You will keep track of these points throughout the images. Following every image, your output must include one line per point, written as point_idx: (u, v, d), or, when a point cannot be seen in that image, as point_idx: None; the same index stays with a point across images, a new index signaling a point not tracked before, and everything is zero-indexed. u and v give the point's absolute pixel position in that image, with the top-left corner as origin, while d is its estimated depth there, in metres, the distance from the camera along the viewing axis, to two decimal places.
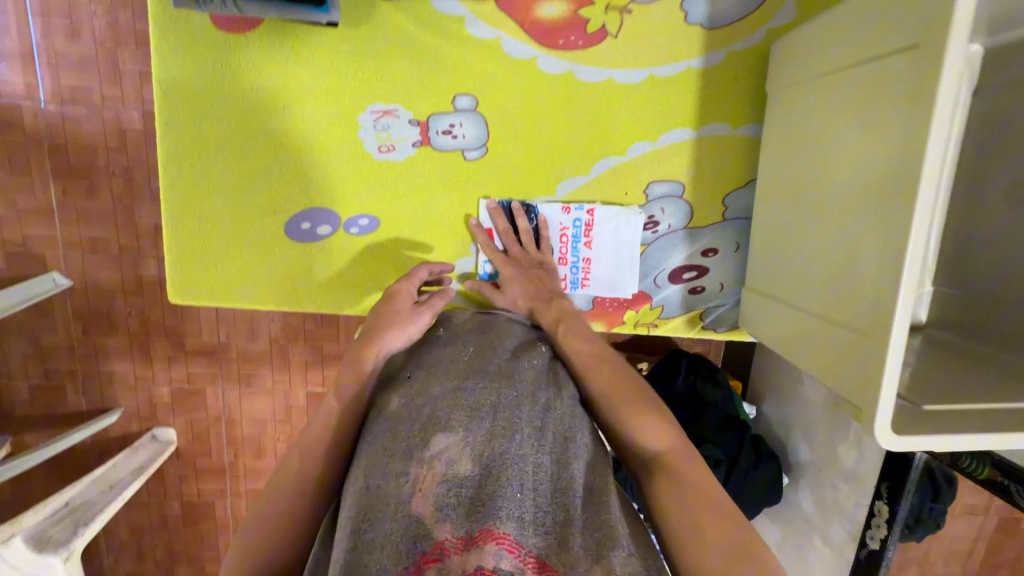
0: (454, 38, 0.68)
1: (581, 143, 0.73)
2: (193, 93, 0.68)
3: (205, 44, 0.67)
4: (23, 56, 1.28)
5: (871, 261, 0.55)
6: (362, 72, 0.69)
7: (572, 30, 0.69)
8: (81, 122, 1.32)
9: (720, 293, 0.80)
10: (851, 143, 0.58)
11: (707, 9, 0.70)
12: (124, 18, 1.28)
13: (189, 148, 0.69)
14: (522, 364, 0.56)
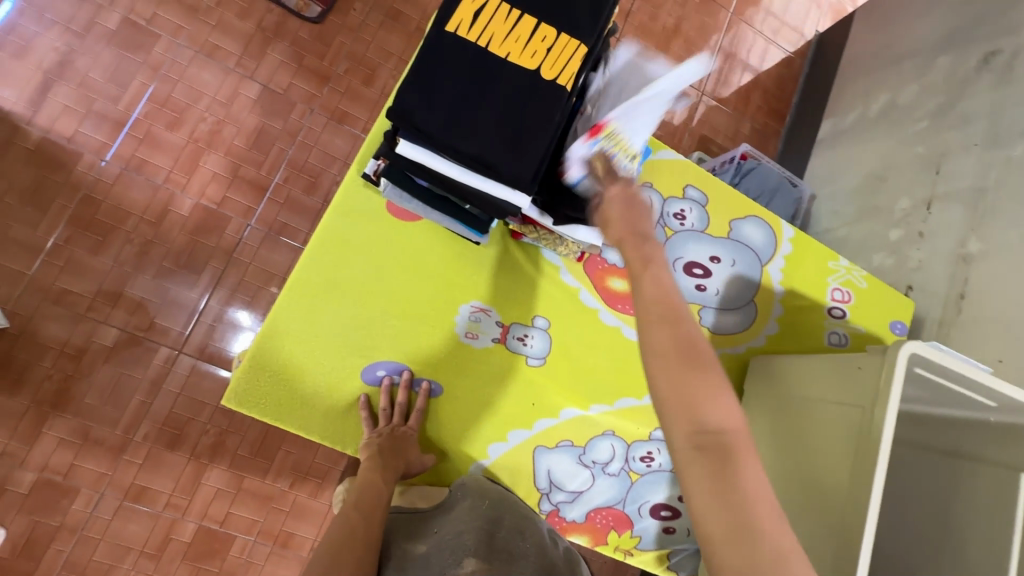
0: (549, 277, 0.91)
1: (612, 378, 0.92)
2: (344, 244, 0.82)
3: (371, 215, 0.83)
4: (116, 121, 1.33)
5: (828, 552, 0.72)
6: (477, 276, 0.87)
7: (626, 301, 0.94)
8: (132, 188, 1.32)
9: (685, 537, 0.93)
10: (814, 453, 0.81)
11: (714, 319, 1.01)
12: (230, 129, 1.39)
13: (319, 283, 0.80)
14: (523, 521, 0.78)
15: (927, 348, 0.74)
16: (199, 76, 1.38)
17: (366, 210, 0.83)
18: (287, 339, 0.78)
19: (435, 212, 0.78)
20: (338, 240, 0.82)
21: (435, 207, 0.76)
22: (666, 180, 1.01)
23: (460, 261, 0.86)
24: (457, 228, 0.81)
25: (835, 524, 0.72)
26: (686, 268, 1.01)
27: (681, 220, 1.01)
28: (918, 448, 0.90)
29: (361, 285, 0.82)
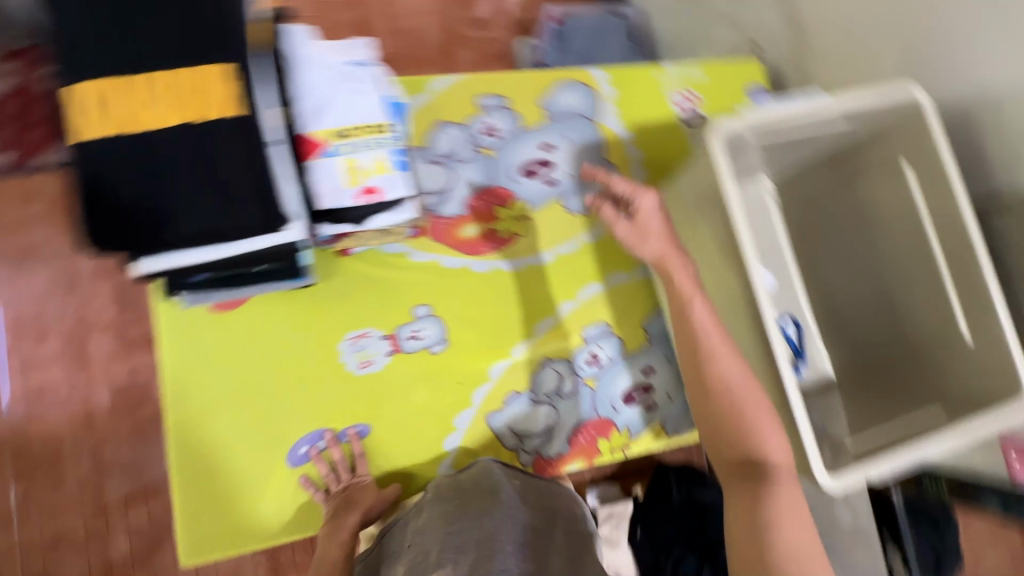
0: (402, 267, 0.88)
1: (522, 315, 0.91)
2: (194, 364, 0.78)
3: (200, 322, 0.79)
4: None
5: (756, 346, 0.77)
6: (336, 310, 0.84)
7: (490, 240, 0.92)
8: (36, 412, 1.18)
9: (669, 402, 0.94)
10: (709, 273, 0.84)
11: (580, 201, 0.96)
12: None
13: (193, 412, 0.78)
14: (501, 499, 0.75)
15: (745, 120, 0.74)
16: None
17: (191, 322, 0.79)
18: (203, 477, 0.77)
19: (244, 287, 0.74)
20: (184, 364, 0.78)
21: (239, 283, 0.72)
22: (454, 104, 0.94)
23: (314, 309, 0.83)
24: (277, 288, 0.77)
25: (745, 319, 0.78)
26: (525, 172, 0.95)
27: (493, 132, 0.95)
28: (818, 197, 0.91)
29: (237, 389, 0.80)
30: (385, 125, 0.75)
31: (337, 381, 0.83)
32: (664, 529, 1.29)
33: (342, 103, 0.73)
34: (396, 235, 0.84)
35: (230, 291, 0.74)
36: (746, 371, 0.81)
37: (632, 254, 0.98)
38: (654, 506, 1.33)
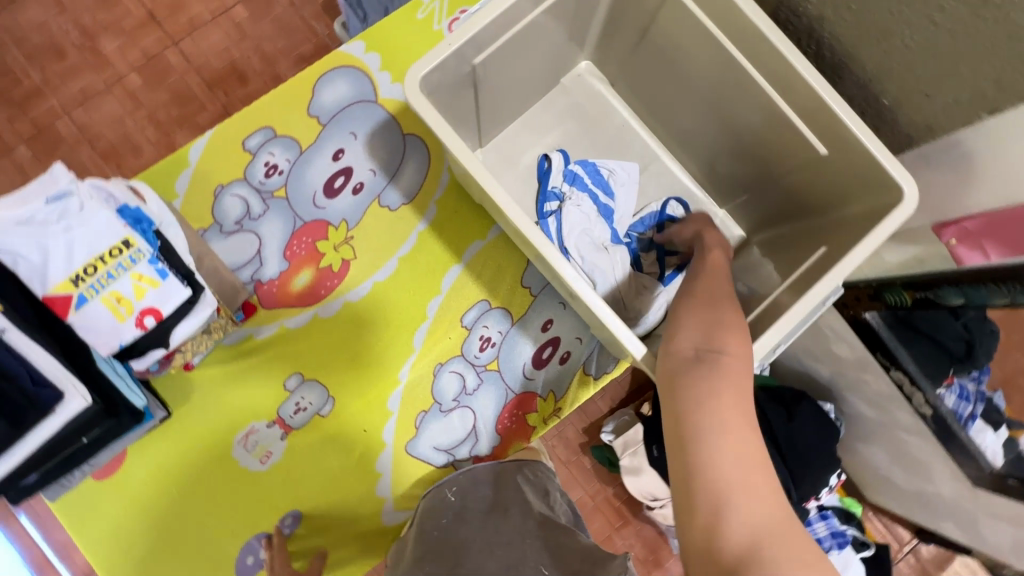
0: (254, 349, 0.83)
1: (394, 335, 0.85)
2: (111, 534, 0.79)
3: (94, 495, 0.79)
4: None
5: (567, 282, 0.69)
6: (212, 422, 0.82)
7: (326, 279, 0.85)
8: None
9: (582, 345, 0.88)
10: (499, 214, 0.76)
11: (398, 192, 0.87)
12: None
13: (133, 575, 0.79)
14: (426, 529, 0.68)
15: (431, 57, 0.64)
16: None
17: (84, 501, 0.79)
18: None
19: (98, 455, 0.73)
20: (102, 538, 0.79)
21: (86, 457, 0.71)
22: (224, 163, 0.86)
23: (185, 434, 0.81)
24: (132, 438, 0.75)
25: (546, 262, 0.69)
26: (328, 192, 0.86)
27: (278, 169, 0.86)
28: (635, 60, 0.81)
29: (158, 538, 0.80)
30: (128, 240, 0.68)
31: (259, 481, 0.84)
32: None
33: (62, 243, 0.66)
34: (220, 327, 0.79)
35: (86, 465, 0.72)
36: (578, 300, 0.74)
37: (480, 217, 0.88)
38: (661, 420, 1.28)
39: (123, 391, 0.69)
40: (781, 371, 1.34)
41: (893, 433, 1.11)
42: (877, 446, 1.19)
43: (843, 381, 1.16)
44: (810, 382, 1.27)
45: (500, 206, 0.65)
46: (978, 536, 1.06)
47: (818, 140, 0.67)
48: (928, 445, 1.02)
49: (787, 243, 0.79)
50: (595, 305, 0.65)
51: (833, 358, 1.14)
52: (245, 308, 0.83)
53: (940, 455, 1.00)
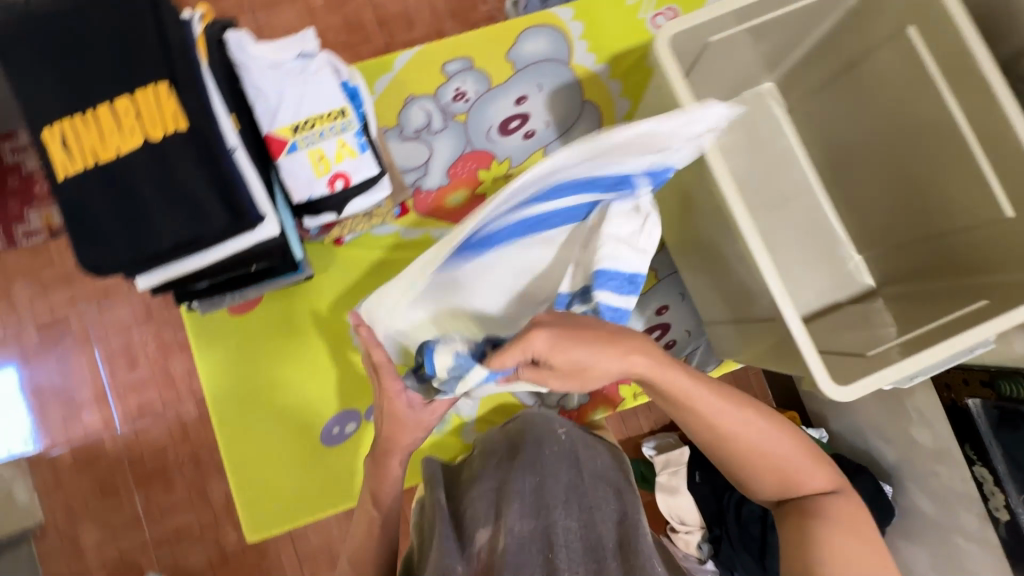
0: (396, 244, 0.91)
1: None
2: (225, 365, 0.86)
3: (223, 325, 0.86)
4: (99, 397, 1.59)
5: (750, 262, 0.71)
6: (341, 298, 0.89)
7: (476, 204, 0.92)
8: (151, 429, 1.57)
9: (690, 337, 0.93)
10: (693, 200, 0.79)
11: (563, 148, 0.94)
12: (169, 335, 1.60)
13: (234, 407, 0.86)
14: (546, 454, 0.75)
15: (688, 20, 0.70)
16: (113, 317, 1.61)
17: (214, 331, 0.86)
18: (253, 467, 0.85)
19: (248, 287, 0.80)
20: (218, 363, 0.86)
21: (242, 285, 0.78)
22: (419, 77, 0.93)
23: (315, 302, 0.88)
24: (278, 283, 0.82)
25: (731, 237, 0.72)
26: (501, 129, 0.94)
27: (465, 97, 0.94)
28: (825, 91, 0.87)
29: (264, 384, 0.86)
30: (344, 109, 0.76)
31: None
32: (723, 472, 1.25)
33: (293, 94, 0.74)
34: (381, 216, 0.86)
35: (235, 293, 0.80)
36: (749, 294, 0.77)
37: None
38: None
39: (292, 239, 0.77)
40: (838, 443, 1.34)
41: (951, 535, 1.08)
42: (925, 548, 1.15)
43: (907, 467, 1.16)
44: (864, 458, 1.27)
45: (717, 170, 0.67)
46: None
47: (1008, 200, 0.68)
48: (986, 553, 1.00)
49: (912, 299, 0.82)
50: (780, 297, 0.68)
51: (906, 442, 1.14)
52: (401, 206, 0.89)
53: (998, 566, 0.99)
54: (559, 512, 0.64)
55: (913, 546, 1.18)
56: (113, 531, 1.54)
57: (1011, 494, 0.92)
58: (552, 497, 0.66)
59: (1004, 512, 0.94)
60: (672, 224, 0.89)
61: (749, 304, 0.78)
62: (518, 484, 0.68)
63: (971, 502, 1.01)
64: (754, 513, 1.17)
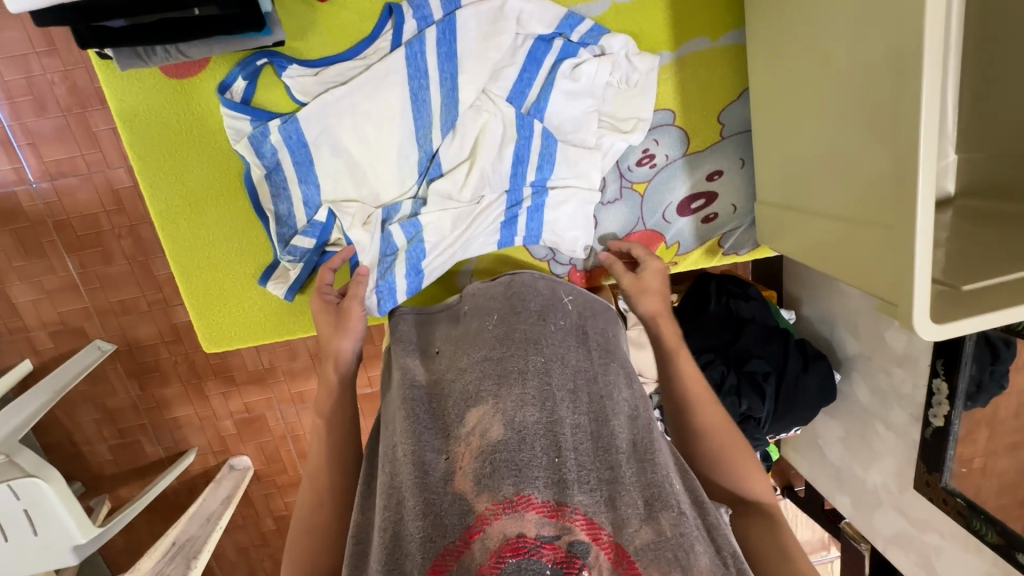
0: (373, 11, 0.78)
1: None
2: (166, 150, 0.80)
3: (164, 95, 0.78)
4: (1, 143, 1.31)
5: (884, 133, 0.61)
6: (321, 76, 0.78)
7: None
8: (76, 192, 1.35)
9: (733, 215, 0.93)
10: (844, 34, 0.64)
11: None
12: (84, 80, 1.27)
13: (183, 208, 0.83)
14: (547, 329, 0.65)
15: None
16: (1, 39, 1.23)
17: (146, 97, 0.78)
18: (201, 276, 0.87)
19: (193, 46, 0.67)
20: (153, 146, 0.80)
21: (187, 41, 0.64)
22: None
23: (272, 92, 0.79)
24: (238, 43, 0.67)
25: (872, 100, 0.62)
26: None
27: None
28: None
29: (206, 183, 0.83)
30: None
31: (274, 186, 0.81)
32: (694, 339, 1.26)
33: None
34: None
35: (174, 49, 0.67)
36: (864, 181, 0.66)
37: (717, 15, 0.82)
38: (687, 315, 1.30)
39: None
40: (804, 326, 1.38)
41: (873, 421, 1.20)
42: (844, 426, 1.29)
43: (863, 362, 1.20)
44: (822, 342, 1.32)
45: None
46: (866, 515, 1.27)
47: None
48: (900, 442, 1.13)
49: (984, 225, 0.75)
50: (922, 178, 0.57)
51: (877, 342, 1.15)
52: None
53: (904, 454, 1.13)
54: (566, 404, 0.56)
55: (833, 421, 1.32)
56: (48, 293, 1.43)
57: (956, 408, 0.99)
58: (559, 385, 0.57)
59: (940, 419, 1.02)
60: (788, 65, 0.74)
61: (851, 186, 0.68)
62: (517, 361, 0.59)
63: (909, 403, 1.10)
64: (713, 379, 1.20)
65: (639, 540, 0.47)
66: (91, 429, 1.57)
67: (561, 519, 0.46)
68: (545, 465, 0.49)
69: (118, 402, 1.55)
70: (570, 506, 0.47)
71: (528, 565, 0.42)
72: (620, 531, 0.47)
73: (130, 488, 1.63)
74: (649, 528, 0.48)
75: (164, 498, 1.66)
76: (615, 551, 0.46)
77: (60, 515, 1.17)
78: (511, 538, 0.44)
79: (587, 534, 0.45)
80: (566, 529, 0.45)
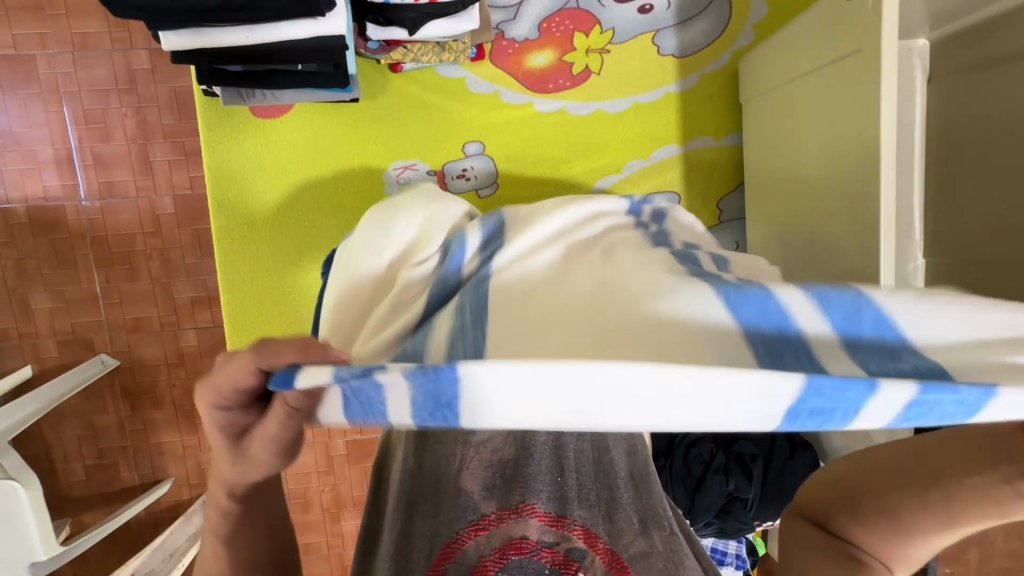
0: (432, 87, 0.94)
1: (576, 155, 0.97)
2: (237, 173, 0.93)
3: (248, 129, 0.93)
4: (64, 161, 1.43)
5: (854, 227, 0.72)
6: (380, 132, 0.95)
7: (559, 74, 0.94)
8: (120, 212, 1.45)
9: None
10: (818, 143, 0.77)
11: (676, 41, 0.94)
12: (154, 116, 1.42)
13: (240, 224, 0.94)
14: None
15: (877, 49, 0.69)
16: (90, 75, 1.39)
17: (229, 129, 0.92)
18: (240, 287, 0.95)
19: (286, 92, 0.79)
20: (227, 169, 0.93)
21: (282, 88, 0.77)
22: None
23: (331, 140, 0.94)
24: (324, 95, 0.80)
25: (845, 200, 0.73)
26: None
27: None
28: (958, 74, 0.85)
29: (267, 205, 0.95)
30: None
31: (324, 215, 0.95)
32: None
33: None
34: (453, 52, 0.87)
35: (270, 93, 0.80)
36: (836, 269, 0.76)
37: (719, 120, 0.97)
38: None
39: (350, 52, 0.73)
40: None
41: None
42: None
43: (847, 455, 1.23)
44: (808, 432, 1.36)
45: (883, 123, 0.65)
46: None
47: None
48: None
49: None
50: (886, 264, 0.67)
51: None
52: (479, 49, 0.91)
53: None
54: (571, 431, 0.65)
55: None
56: (67, 303, 1.48)
57: None
58: None
59: None
60: (775, 163, 0.88)
61: (823, 268, 0.78)
62: None
63: None
64: (701, 456, 1.24)
65: (632, 550, 0.55)
66: (70, 444, 1.54)
67: (559, 528, 0.55)
68: (548, 480, 0.59)
69: (106, 420, 1.54)
70: (568, 518, 0.56)
71: (528, 563, 0.52)
72: (616, 541, 0.55)
73: (93, 514, 1.57)
74: (641, 541, 0.56)
75: (126, 529, 1.59)
76: (610, 557, 0.54)
77: (26, 526, 1.13)
78: (514, 535, 0.54)
79: (584, 541, 0.55)
80: (564, 536, 0.55)
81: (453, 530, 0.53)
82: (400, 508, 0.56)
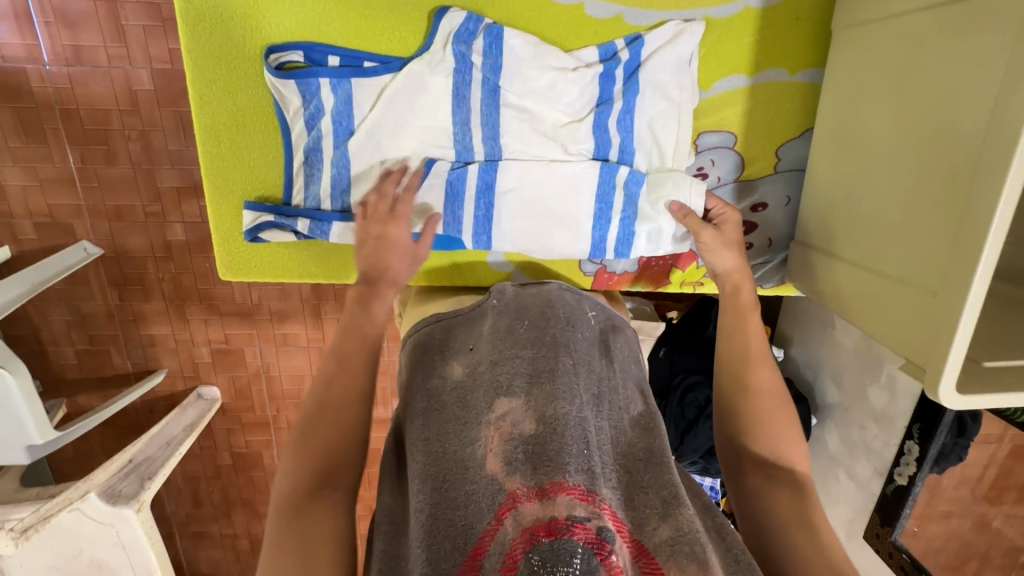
0: None
1: (629, 73, 0.87)
2: (226, 65, 0.85)
3: (240, 7, 0.83)
4: (20, 15, 1.23)
5: (959, 194, 0.66)
6: (406, 24, 0.84)
7: None
8: (91, 83, 1.28)
9: (767, 247, 0.98)
10: (942, 87, 0.69)
11: None
12: None
13: (228, 127, 0.88)
14: (576, 335, 0.77)
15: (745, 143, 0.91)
16: None
17: (213, 6, 0.82)
18: (230, 197, 0.92)
19: None
20: (212, 54, 0.85)
21: None
22: None
23: (335, 25, 0.84)
24: None
25: (959, 166, 0.67)
26: None
27: None
28: None
29: (260, 107, 0.88)
30: None
31: (335, 117, 0.87)
32: (687, 357, 1.29)
33: None
34: None
35: None
36: (915, 237, 0.72)
37: (800, 51, 0.87)
38: (686, 333, 1.31)
39: None
40: (789, 366, 1.41)
41: (837, 470, 1.26)
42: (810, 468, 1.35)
43: (841, 412, 1.24)
44: (806, 384, 1.36)
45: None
46: None
47: None
48: (858, 492, 1.19)
49: (998, 308, 0.79)
50: (990, 241, 0.61)
51: (858, 395, 1.20)
52: None
53: (861, 504, 1.19)
54: (591, 408, 0.69)
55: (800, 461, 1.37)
56: (40, 183, 1.37)
57: (922, 471, 1.03)
58: (585, 389, 0.70)
59: (903, 478, 1.07)
60: (866, 115, 0.80)
61: (907, 238, 0.73)
62: (548, 363, 0.72)
63: (876, 458, 1.15)
64: (697, 400, 1.24)
65: (658, 536, 0.60)
66: (59, 329, 1.51)
67: (591, 503, 0.58)
68: (576, 453, 0.62)
69: (93, 308, 1.50)
70: (599, 494, 0.59)
71: (563, 544, 0.55)
72: (641, 531, 0.60)
73: (89, 397, 1.59)
74: (666, 525, 0.61)
75: (123, 414, 1.62)
76: (635, 546, 0.59)
77: (20, 411, 1.13)
78: (546, 514, 0.57)
79: (613, 525, 0.57)
80: (596, 514, 0.57)
81: (481, 519, 0.59)
82: (433, 501, 0.63)
